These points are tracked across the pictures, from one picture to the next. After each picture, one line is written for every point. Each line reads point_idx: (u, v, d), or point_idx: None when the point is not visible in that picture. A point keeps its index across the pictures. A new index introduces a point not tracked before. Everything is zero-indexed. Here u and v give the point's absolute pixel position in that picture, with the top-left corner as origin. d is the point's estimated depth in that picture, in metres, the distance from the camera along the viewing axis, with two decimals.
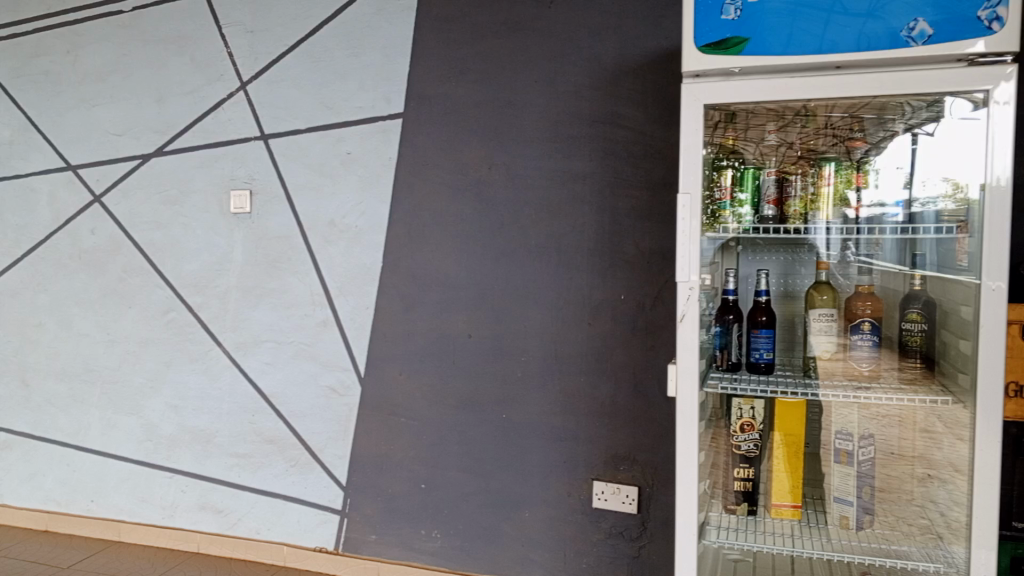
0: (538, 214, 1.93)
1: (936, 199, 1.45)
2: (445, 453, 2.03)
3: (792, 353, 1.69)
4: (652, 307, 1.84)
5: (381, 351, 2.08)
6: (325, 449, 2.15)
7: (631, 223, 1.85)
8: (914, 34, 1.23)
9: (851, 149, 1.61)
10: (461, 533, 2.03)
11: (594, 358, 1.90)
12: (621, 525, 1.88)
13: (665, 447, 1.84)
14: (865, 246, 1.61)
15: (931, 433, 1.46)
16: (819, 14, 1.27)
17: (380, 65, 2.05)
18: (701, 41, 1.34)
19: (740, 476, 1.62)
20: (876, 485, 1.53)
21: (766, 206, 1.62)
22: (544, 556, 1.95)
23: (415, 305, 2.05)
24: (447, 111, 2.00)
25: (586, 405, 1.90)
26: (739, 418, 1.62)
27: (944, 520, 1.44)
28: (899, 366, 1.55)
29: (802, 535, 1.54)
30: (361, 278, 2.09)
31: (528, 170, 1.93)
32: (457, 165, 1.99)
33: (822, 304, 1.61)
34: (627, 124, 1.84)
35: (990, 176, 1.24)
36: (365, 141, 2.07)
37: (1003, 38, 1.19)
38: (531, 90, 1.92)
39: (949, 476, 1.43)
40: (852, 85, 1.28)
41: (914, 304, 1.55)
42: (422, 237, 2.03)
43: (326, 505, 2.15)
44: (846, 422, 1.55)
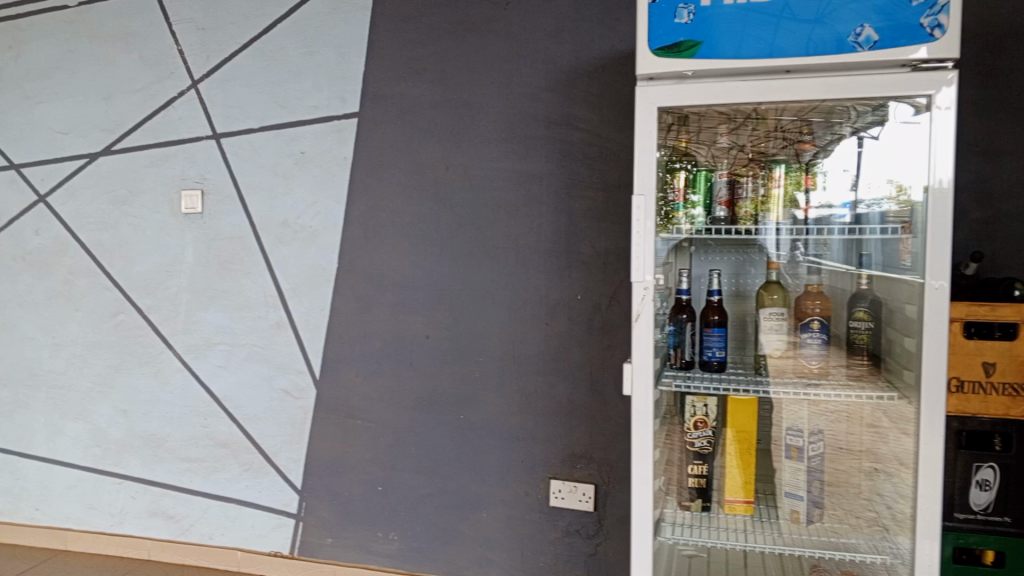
0: (495, 214, 1.94)
1: (881, 202, 1.40)
2: (403, 455, 2.04)
3: (743, 351, 1.62)
4: (608, 306, 1.86)
5: (337, 353, 2.09)
6: (279, 453, 2.15)
7: (587, 224, 1.87)
8: (861, 39, 1.19)
9: (799, 152, 1.54)
10: (419, 534, 2.04)
11: (551, 357, 1.91)
12: (578, 523, 1.90)
13: (620, 445, 1.87)
14: (814, 246, 1.54)
15: (878, 427, 1.41)
16: (770, 19, 1.23)
17: (335, 64, 2.05)
18: (655, 44, 1.28)
19: (694, 473, 1.55)
20: (825, 479, 1.49)
21: (718, 207, 1.52)
22: (501, 555, 1.98)
23: (371, 306, 2.05)
24: (403, 112, 2.00)
25: (543, 405, 1.92)
26: (692, 415, 1.55)
27: (890, 513, 1.40)
28: (846, 364, 1.49)
29: (755, 530, 1.49)
30: (315, 279, 2.10)
31: (485, 171, 1.94)
32: (414, 166, 2.00)
33: (772, 303, 1.54)
34: (583, 126, 1.85)
35: (934, 178, 1.20)
36: (316, 139, 2.08)
37: (945, 43, 1.16)
38: (487, 92, 1.93)
39: (894, 469, 1.38)
40: (804, 90, 1.24)
41: (861, 303, 1.50)
42: (378, 238, 2.04)
43: (281, 509, 2.15)
44: (797, 418, 1.49)
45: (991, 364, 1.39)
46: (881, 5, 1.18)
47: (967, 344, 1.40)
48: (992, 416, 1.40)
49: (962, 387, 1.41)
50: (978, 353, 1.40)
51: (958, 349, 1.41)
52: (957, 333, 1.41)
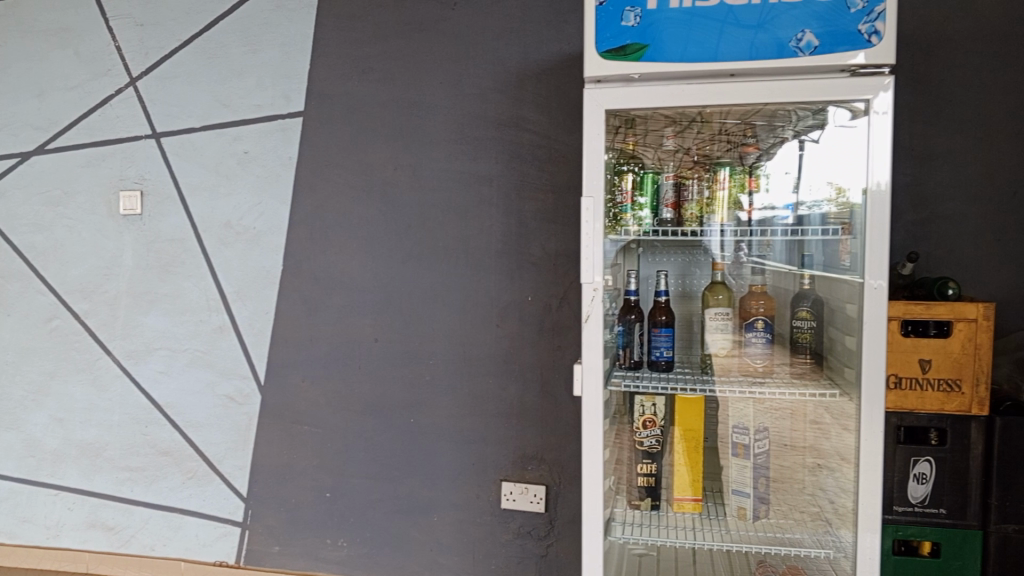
0: (444, 216, 1.93)
1: (821, 203, 1.44)
2: (352, 459, 2.02)
3: (690, 350, 1.64)
4: (558, 307, 1.87)
5: (283, 357, 2.05)
6: (223, 460, 2.10)
7: (536, 225, 1.87)
8: (801, 44, 1.22)
9: (743, 154, 1.57)
10: (368, 540, 2.02)
11: (501, 359, 1.91)
12: (529, 524, 1.90)
13: (571, 445, 1.87)
14: (757, 247, 1.57)
15: (820, 424, 1.45)
16: (715, 24, 1.25)
17: (280, 63, 2.02)
18: (602, 47, 1.29)
19: (643, 472, 1.56)
20: (771, 475, 1.51)
21: (665, 209, 1.54)
22: (452, 559, 1.96)
23: (318, 309, 2.02)
24: (350, 111, 1.97)
25: (493, 407, 1.92)
26: (641, 414, 1.56)
27: (832, 507, 1.44)
28: (790, 362, 1.52)
29: (702, 528, 1.50)
30: (259, 282, 2.05)
31: (434, 172, 1.93)
32: (362, 167, 1.97)
33: (717, 304, 1.56)
34: (531, 127, 1.85)
35: (872, 180, 1.23)
36: (260, 138, 2.03)
37: (882, 49, 1.19)
38: (436, 92, 1.91)
39: (836, 464, 1.42)
40: (747, 94, 1.26)
41: (803, 303, 1.52)
42: (325, 240, 2.01)
43: (226, 517, 2.10)
44: (742, 415, 1.51)
45: (927, 361, 1.43)
46: (821, 12, 1.21)
47: (904, 341, 1.44)
48: (929, 411, 1.44)
49: (900, 384, 1.45)
50: (914, 351, 1.44)
51: (896, 346, 1.45)
52: (895, 330, 1.45)
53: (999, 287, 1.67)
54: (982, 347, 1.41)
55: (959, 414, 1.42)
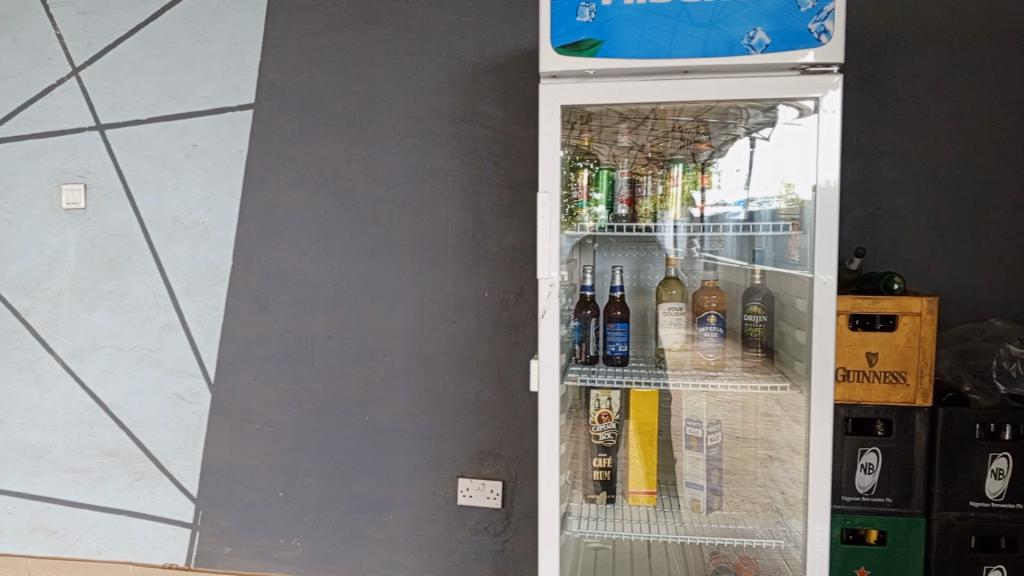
0: (399, 211, 1.91)
1: (771, 199, 1.46)
2: (306, 458, 1.99)
3: (645, 345, 1.65)
4: (514, 303, 1.86)
5: (234, 355, 2.01)
6: (172, 460, 2.06)
7: (492, 221, 1.86)
8: (753, 42, 1.23)
9: (696, 151, 1.58)
10: (322, 539, 1.99)
11: (457, 355, 1.90)
12: (485, 520, 1.90)
13: (527, 441, 1.87)
14: (709, 243, 1.59)
15: (771, 416, 1.47)
16: (668, 21, 1.25)
17: (229, 54, 1.97)
18: (558, 42, 1.28)
19: (599, 466, 1.57)
20: (723, 468, 1.53)
21: (620, 205, 1.54)
22: (407, 557, 1.95)
23: (270, 305, 1.98)
24: (302, 104, 1.94)
25: (450, 403, 1.91)
26: (597, 409, 1.57)
27: (783, 497, 1.46)
28: (741, 356, 1.54)
29: (657, 520, 1.51)
30: (209, 279, 2.01)
31: (388, 166, 1.90)
32: (314, 161, 1.94)
33: (670, 299, 1.57)
34: (487, 122, 1.85)
35: (821, 177, 1.25)
36: (209, 131, 1.99)
37: (831, 49, 1.21)
38: (390, 85, 1.89)
39: (787, 456, 1.44)
40: (701, 90, 1.27)
41: (755, 297, 1.53)
42: (276, 235, 1.97)
43: (176, 519, 2.06)
44: (695, 408, 1.54)
45: (873, 354, 1.47)
46: (772, 11, 1.22)
47: (852, 335, 1.47)
48: (875, 403, 1.47)
49: (848, 376, 1.48)
50: (861, 344, 1.47)
51: (844, 340, 1.48)
52: (843, 324, 1.48)
53: (942, 282, 1.72)
54: (926, 339, 1.44)
55: (904, 406, 1.46)
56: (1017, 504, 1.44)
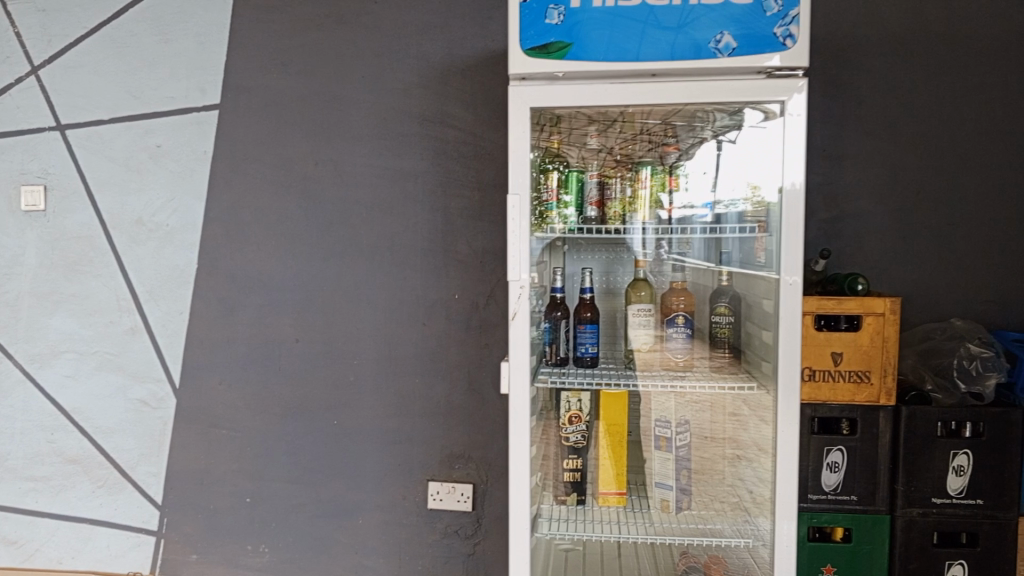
0: (367, 213, 1.89)
1: (737, 202, 1.47)
2: (273, 463, 1.97)
3: (614, 346, 1.66)
4: (484, 305, 1.86)
5: (199, 359, 1.98)
6: (136, 467, 2.02)
7: (462, 223, 1.86)
8: (720, 46, 1.24)
9: (664, 155, 1.60)
10: (291, 545, 1.97)
11: (427, 357, 1.89)
12: (456, 523, 1.89)
13: (498, 443, 1.87)
14: (677, 244, 1.60)
15: (739, 416, 1.49)
16: (637, 25, 1.26)
17: (194, 54, 1.94)
18: (527, 44, 1.28)
19: (569, 467, 1.57)
20: (692, 467, 1.54)
21: (589, 207, 1.55)
22: (377, 562, 1.93)
23: (236, 308, 1.96)
24: (269, 105, 1.91)
25: (420, 406, 1.90)
26: (567, 410, 1.56)
27: (751, 496, 1.48)
28: (709, 356, 1.56)
29: (626, 519, 1.52)
30: (174, 282, 1.98)
31: (356, 168, 1.89)
32: (281, 162, 1.92)
33: (639, 300, 1.58)
34: (457, 124, 1.84)
35: (787, 180, 1.26)
36: (173, 132, 1.96)
37: (796, 53, 1.22)
38: (358, 86, 1.88)
39: (754, 455, 1.46)
40: (668, 93, 1.28)
41: (722, 298, 1.56)
42: (242, 238, 1.94)
43: (140, 526, 2.02)
44: (664, 409, 1.54)
45: (839, 354, 1.49)
46: (738, 15, 1.24)
47: (817, 335, 1.49)
48: (840, 403, 1.49)
49: (813, 376, 1.50)
50: (827, 344, 1.49)
51: (810, 340, 1.49)
52: (809, 325, 1.50)
53: (904, 283, 1.75)
54: (889, 339, 1.47)
55: (868, 405, 1.48)
56: (977, 500, 1.46)
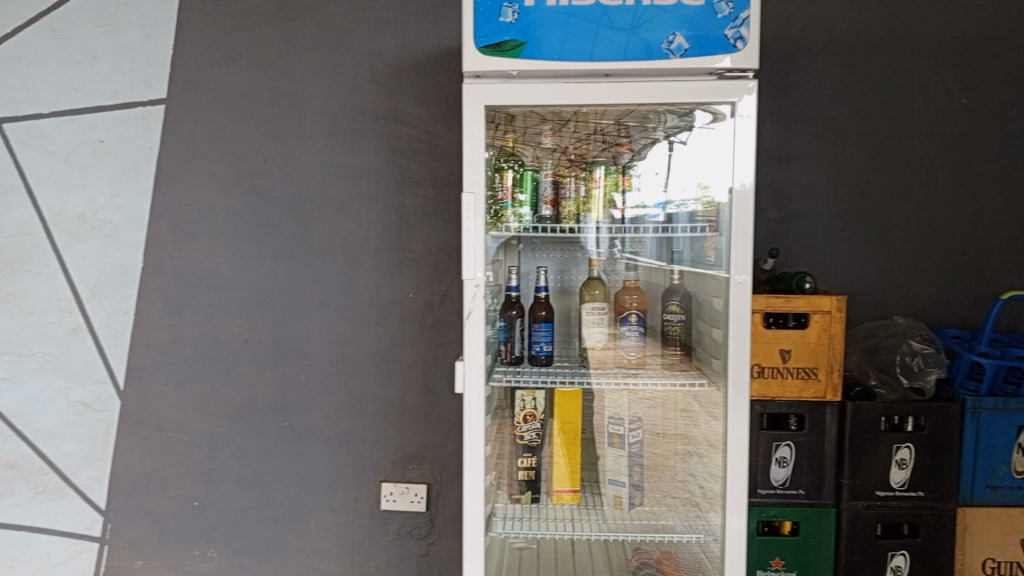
0: (319, 211, 1.87)
1: (688, 202, 1.49)
2: (222, 466, 1.93)
3: (569, 344, 1.66)
4: (439, 304, 1.85)
5: (145, 360, 1.93)
6: (78, 472, 1.96)
7: (416, 222, 1.84)
8: (672, 47, 1.25)
9: (617, 155, 1.60)
10: (240, 550, 1.93)
11: (380, 357, 1.87)
12: (409, 524, 1.88)
13: (452, 443, 1.86)
14: (629, 243, 1.60)
15: (690, 412, 1.51)
16: (590, 26, 1.26)
17: (138, 47, 1.89)
18: (481, 42, 1.28)
19: (524, 466, 1.57)
20: (644, 463, 1.56)
21: (544, 206, 1.55)
22: (330, 564, 1.91)
23: (183, 308, 1.91)
24: (217, 100, 1.87)
25: (373, 406, 1.88)
26: (522, 409, 1.57)
27: (702, 492, 1.49)
28: (661, 353, 1.57)
29: (580, 517, 1.53)
30: (117, 280, 1.92)
31: (307, 165, 1.86)
32: (230, 158, 1.88)
33: (593, 299, 1.59)
34: (411, 121, 1.83)
35: (737, 180, 1.28)
36: (117, 127, 1.91)
37: (746, 54, 1.24)
38: (309, 82, 1.85)
39: (705, 450, 1.47)
40: (622, 93, 1.29)
41: (674, 296, 1.58)
42: (189, 235, 1.90)
43: (82, 533, 1.96)
44: (618, 406, 1.56)
45: (787, 351, 1.52)
46: (689, 17, 1.25)
47: (766, 333, 1.52)
48: (788, 399, 1.52)
49: (762, 373, 1.53)
50: (775, 342, 1.52)
51: (759, 338, 1.52)
52: (758, 323, 1.52)
53: (849, 282, 1.79)
54: (836, 336, 1.50)
55: (815, 401, 1.52)
56: (919, 492, 1.50)
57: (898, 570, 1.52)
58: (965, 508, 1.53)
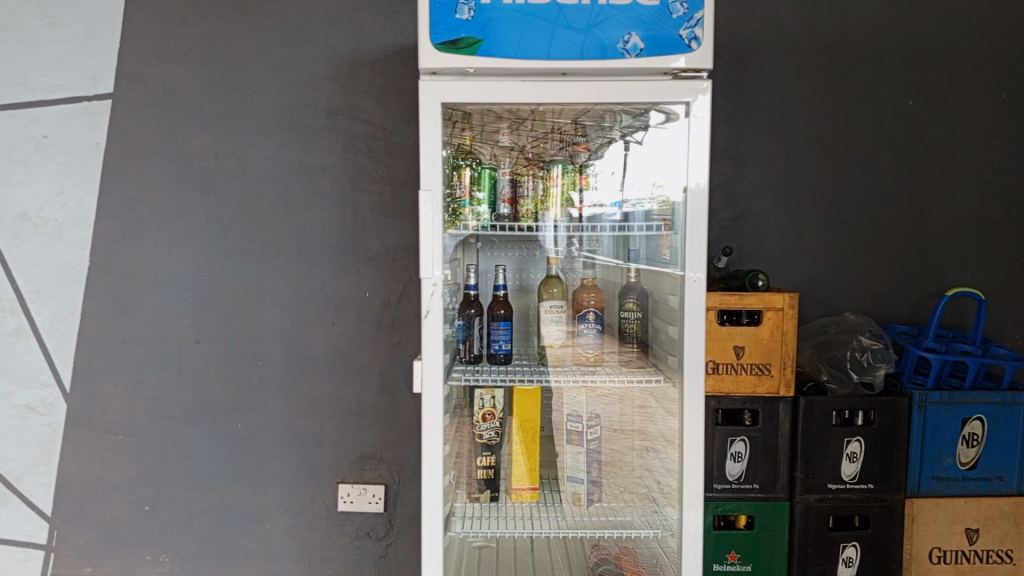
0: (272, 208, 1.84)
1: (644, 201, 1.51)
2: (174, 469, 1.89)
3: (528, 342, 1.67)
4: (396, 303, 1.84)
5: (92, 362, 1.88)
6: (22, 477, 1.90)
7: (373, 220, 1.83)
8: (628, 46, 1.26)
9: (574, 153, 1.60)
10: (193, 554, 1.89)
11: (337, 357, 1.85)
12: (367, 525, 1.86)
13: (410, 442, 1.85)
14: (587, 242, 1.60)
15: (646, 408, 1.52)
16: (546, 25, 1.26)
17: (83, 39, 1.84)
18: (437, 39, 1.27)
19: (482, 465, 1.56)
20: (602, 459, 1.57)
21: (502, 204, 1.55)
22: (286, 567, 1.88)
23: (132, 308, 1.87)
24: (166, 95, 1.83)
25: (329, 407, 1.86)
26: (480, 407, 1.56)
27: (659, 486, 1.51)
28: (618, 350, 1.59)
29: (539, 514, 1.53)
30: (63, 280, 1.87)
31: (261, 162, 1.83)
32: (181, 155, 1.84)
33: (551, 297, 1.59)
34: (366, 118, 1.81)
35: (692, 180, 1.30)
36: (61, 122, 1.85)
37: (700, 55, 1.26)
38: (262, 77, 1.82)
39: (661, 446, 1.48)
40: (579, 92, 1.29)
41: (631, 294, 1.59)
42: (138, 234, 1.85)
43: (27, 540, 1.90)
44: (576, 403, 1.56)
45: (741, 347, 1.54)
46: (644, 17, 1.26)
47: (720, 330, 1.54)
48: (742, 394, 1.54)
49: (717, 369, 1.54)
50: (729, 338, 1.54)
51: (713, 334, 1.54)
52: (712, 320, 1.55)
53: (801, 279, 1.83)
54: (788, 333, 1.53)
55: (769, 396, 1.54)
56: (869, 484, 1.54)
57: (849, 561, 1.55)
58: (913, 499, 1.57)
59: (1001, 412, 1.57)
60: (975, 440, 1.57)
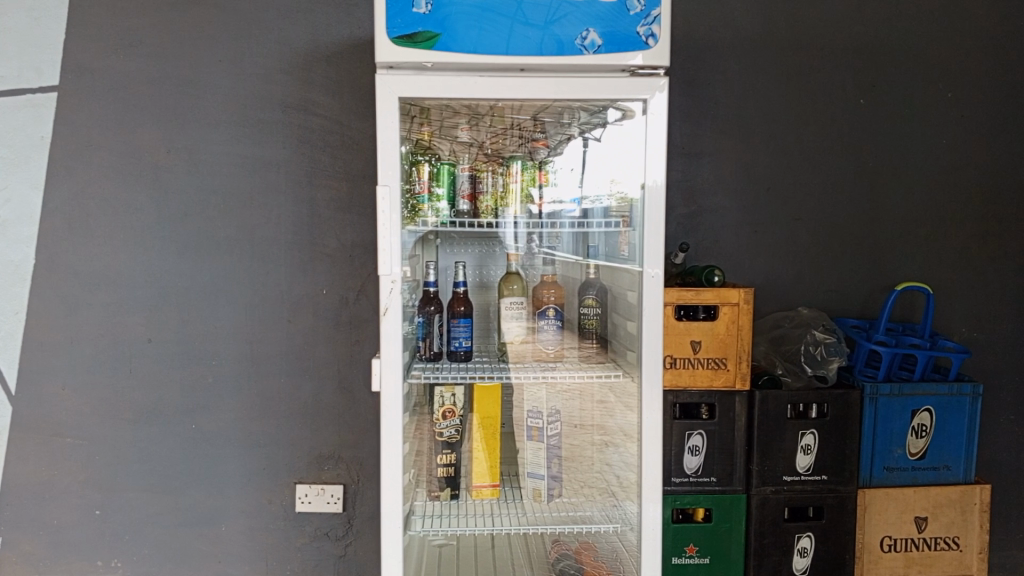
0: (226, 204, 1.80)
1: (603, 198, 1.52)
2: (126, 472, 1.84)
3: (488, 339, 1.65)
4: (355, 300, 1.82)
5: (38, 363, 1.82)
6: None
7: (329, 216, 1.80)
8: (586, 43, 1.26)
9: (534, 150, 1.59)
10: (146, 559, 1.85)
11: (293, 356, 1.82)
12: (326, 525, 1.84)
13: (369, 441, 1.83)
14: (547, 238, 1.61)
15: (605, 403, 1.53)
16: (504, 20, 1.26)
17: (27, 31, 1.78)
18: (394, 32, 1.25)
19: (443, 463, 1.56)
20: (563, 454, 1.58)
21: (461, 200, 1.54)
22: (242, 569, 1.85)
23: (80, 307, 1.81)
24: (115, 88, 1.78)
25: (286, 406, 1.83)
26: (440, 405, 1.55)
27: (617, 480, 1.51)
28: (578, 346, 1.59)
29: (499, 512, 1.53)
30: (7, 278, 1.81)
31: (213, 157, 1.79)
32: (130, 150, 1.79)
33: (511, 293, 1.60)
34: (321, 112, 1.79)
35: (649, 177, 1.30)
36: (3, 116, 1.79)
37: (657, 52, 1.26)
38: (214, 70, 1.78)
39: (621, 440, 1.49)
40: (536, 88, 1.29)
41: (590, 291, 1.60)
42: (86, 230, 1.80)
43: None
44: (536, 399, 1.56)
45: (697, 342, 1.56)
46: (602, 13, 1.26)
47: (678, 325, 1.55)
48: (699, 388, 1.56)
49: (675, 363, 1.56)
50: (686, 333, 1.55)
51: (671, 329, 1.55)
52: (670, 316, 1.55)
53: (755, 274, 1.86)
54: (744, 328, 1.54)
55: (725, 390, 1.56)
56: (822, 475, 1.57)
57: (804, 552, 1.58)
58: (864, 489, 1.61)
59: (949, 403, 1.61)
60: (923, 431, 1.62)
